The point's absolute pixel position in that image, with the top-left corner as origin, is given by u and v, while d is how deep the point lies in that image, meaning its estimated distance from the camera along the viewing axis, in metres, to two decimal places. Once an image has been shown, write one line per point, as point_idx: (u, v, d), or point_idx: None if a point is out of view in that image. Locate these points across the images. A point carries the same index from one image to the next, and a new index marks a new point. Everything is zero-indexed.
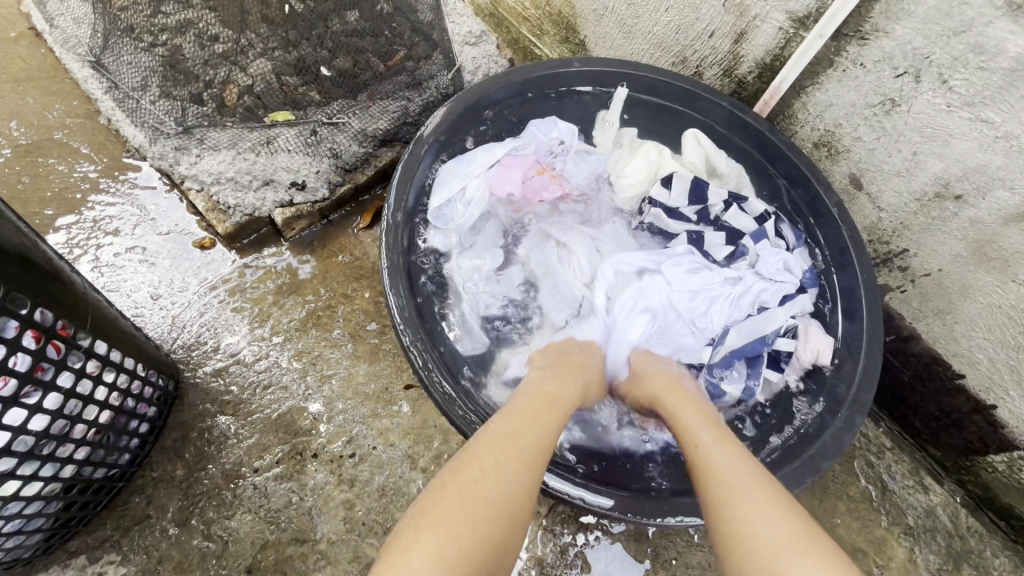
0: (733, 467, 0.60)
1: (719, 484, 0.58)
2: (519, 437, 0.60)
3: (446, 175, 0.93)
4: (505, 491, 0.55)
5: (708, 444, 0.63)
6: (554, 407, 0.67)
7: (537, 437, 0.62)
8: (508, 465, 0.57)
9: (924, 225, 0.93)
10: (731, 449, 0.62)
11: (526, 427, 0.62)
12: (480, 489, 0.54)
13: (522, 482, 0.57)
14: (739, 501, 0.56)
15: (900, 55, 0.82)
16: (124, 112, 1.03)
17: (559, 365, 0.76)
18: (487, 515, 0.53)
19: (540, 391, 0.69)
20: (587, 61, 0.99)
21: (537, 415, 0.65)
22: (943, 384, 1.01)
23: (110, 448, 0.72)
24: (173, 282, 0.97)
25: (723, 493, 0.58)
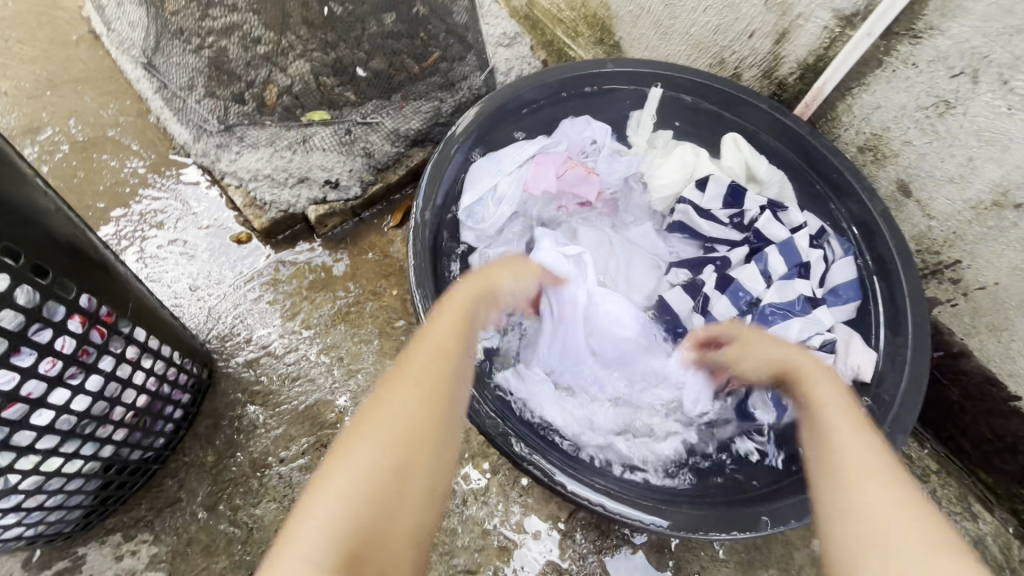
0: (857, 449, 0.55)
1: (841, 457, 0.55)
2: (423, 370, 0.56)
3: (478, 173, 0.93)
4: (401, 426, 0.51)
5: (846, 431, 0.57)
6: (467, 334, 0.63)
7: (443, 358, 0.58)
8: (415, 396, 0.53)
9: (979, 235, 0.87)
10: (866, 433, 0.57)
11: (429, 349, 0.58)
12: (384, 424, 0.51)
13: (427, 408, 0.53)
14: (860, 476, 0.52)
15: (956, 54, 0.77)
16: (172, 110, 1.09)
17: (474, 287, 0.68)
18: (388, 450, 0.49)
19: (456, 306, 0.64)
20: (623, 62, 0.98)
21: (446, 336, 0.61)
22: (996, 406, 0.95)
23: (146, 432, 0.75)
24: (210, 275, 1.01)
25: (840, 464, 0.54)
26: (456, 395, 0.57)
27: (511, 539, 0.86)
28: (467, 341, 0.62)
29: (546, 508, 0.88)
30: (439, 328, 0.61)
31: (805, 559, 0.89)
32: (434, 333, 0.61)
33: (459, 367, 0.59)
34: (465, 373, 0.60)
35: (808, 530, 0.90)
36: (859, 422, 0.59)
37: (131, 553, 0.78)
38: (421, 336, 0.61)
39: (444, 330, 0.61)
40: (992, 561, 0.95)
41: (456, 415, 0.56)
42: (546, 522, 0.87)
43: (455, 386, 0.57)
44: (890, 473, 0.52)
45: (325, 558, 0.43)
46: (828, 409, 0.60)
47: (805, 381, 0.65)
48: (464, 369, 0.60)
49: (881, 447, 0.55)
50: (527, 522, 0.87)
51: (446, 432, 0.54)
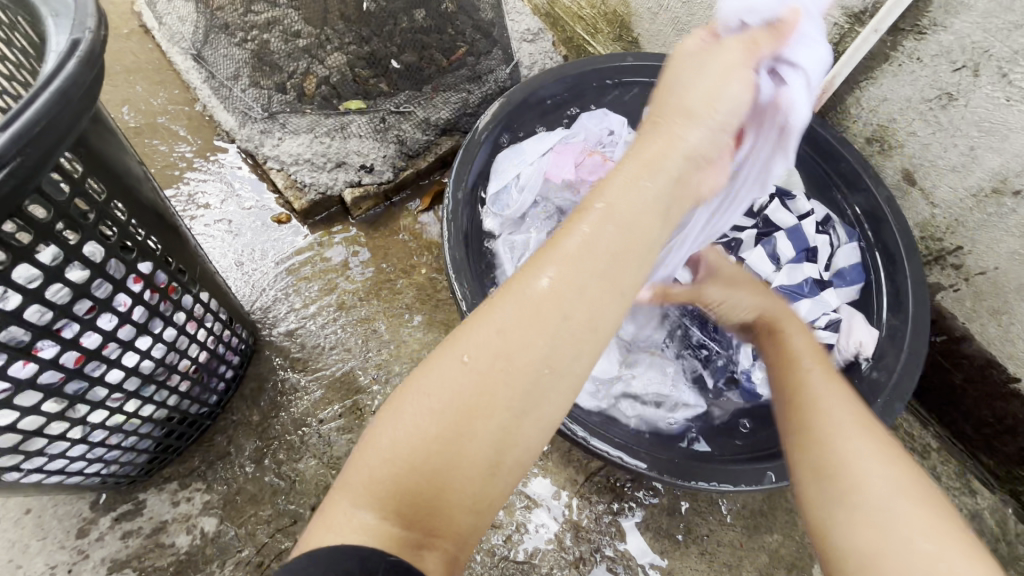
0: (839, 406, 0.61)
1: (818, 409, 0.61)
2: (522, 313, 0.45)
3: (503, 160, 0.98)
4: (465, 394, 0.44)
5: (822, 390, 0.63)
6: (612, 258, 0.47)
7: (555, 308, 0.45)
8: (503, 343, 0.45)
9: (980, 222, 0.92)
10: (840, 390, 0.64)
11: (543, 283, 0.46)
12: (452, 378, 0.45)
13: (508, 368, 0.45)
14: (843, 431, 0.57)
15: (959, 49, 0.82)
16: (219, 99, 1.16)
17: (635, 180, 0.51)
18: (449, 411, 0.44)
19: (611, 217, 0.48)
20: (641, 56, 1.04)
21: (577, 274, 0.46)
22: (995, 387, 1.00)
23: (203, 387, 0.83)
24: (254, 251, 1.08)
25: (822, 412, 0.60)
26: (565, 345, 0.46)
27: (532, 499, 0.92)
28: (609, 283, 0.47)
29: (564, 471, 0.95)
30: (572, 251, 0.47)
31: None
32: (560, 264, 0.46)
33: (580, 321, 0.46)
34: (590, 327, 0.46)
35: None
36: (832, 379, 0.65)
37: (186, 500, 0.86)
38: (545, 258, 0.47)
39: (575, 258, 0.46)
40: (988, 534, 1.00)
41: (557, 381, 0.46)
42: (564, 484, 0.94)
43: (564, 349, 0.46)
44: (868, 425, 0.58)
45: (373, 505, 0.43)
46: (806, 368, 0.67)
47: (788, 316, 0.77)
48: (585, 323, 0.46)
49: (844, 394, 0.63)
50: (547, 484, 0.93)
51: (529, 406, 0.45)
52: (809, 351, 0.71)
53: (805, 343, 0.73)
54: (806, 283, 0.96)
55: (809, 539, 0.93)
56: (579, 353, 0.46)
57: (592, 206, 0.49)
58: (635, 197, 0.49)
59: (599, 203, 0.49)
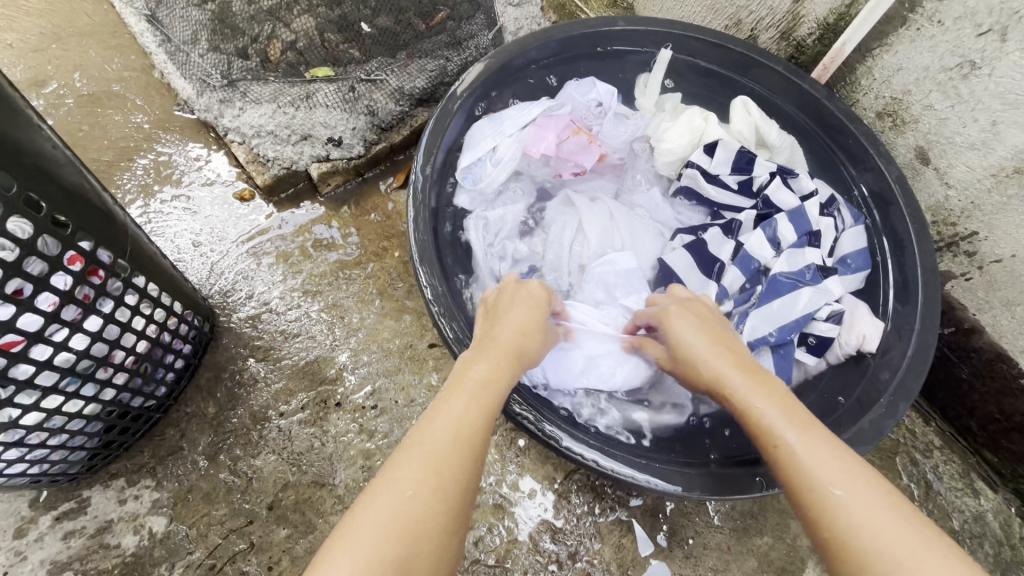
0: (824, 459, 0.54)
1: (809, 482, 0.53)
2: (445, 448, 0.53)
3: (478, 134, 0.89)
4: (412, 500, 0.49)
5: (795, 443, 0.56)
6: (496, 403, 0.60)
7: (454, 436, 0.54)
8: (434, 471, 0.51)
9: (998, 205, 0.84)
10: (815, 436, 0.56)
11: (454, 423, 0.56)
12: (392, 505, 0.49)
13: (436, 491, 0.50)
14: (835, 493, 0.52)
15: (985, 10, 0.74)
16: (175, 64, 1.05)
17: (506, 349, 0.66)
18: (390, 536, 0.47)
19: (479, 378, 0.61)
20: (633, 19, 0.94)
21: (464, 414, 0.57)
22: (1005, 383, 0.93)
23: (147, 378, 0.77)
24: (213, 231, 1.00)
25: (824, 492, 0.52)
26: (475, 467, 0.54)
27: (506, 498, 0.87)
28: (487, 416, 0.58)
29: (542, 469, 0.89)
30: (462, 400, 0.58)
31: (799, 528, 0.88)
32: (454, 410, 0.57)
33: (472, 445, 0.55)
34: (478, 451, 0.55)
35: None
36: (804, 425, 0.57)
37: (133, 497, 0.80)
38: (441, 406, 0.57)
39: (474, 407, 0.58)
40: (990, 536, 0.94)
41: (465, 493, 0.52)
42: (541, 483, 0.88)
43: (469, 461, 0.54)
44: (858, 469, 0.53)
45: None
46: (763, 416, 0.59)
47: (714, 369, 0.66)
48: (476, 446, 0.55)
49: (834, 452, 0.54)
50: (522, 483, 0.88)
51: (453, 520, 0.51)
52: (760, 389, 0.62)
53: (763, 392, 0.61)
54: (809, 270, 0.85)
55: (800, 542, 0.88)
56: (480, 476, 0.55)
57: (472, 372, 0.62)
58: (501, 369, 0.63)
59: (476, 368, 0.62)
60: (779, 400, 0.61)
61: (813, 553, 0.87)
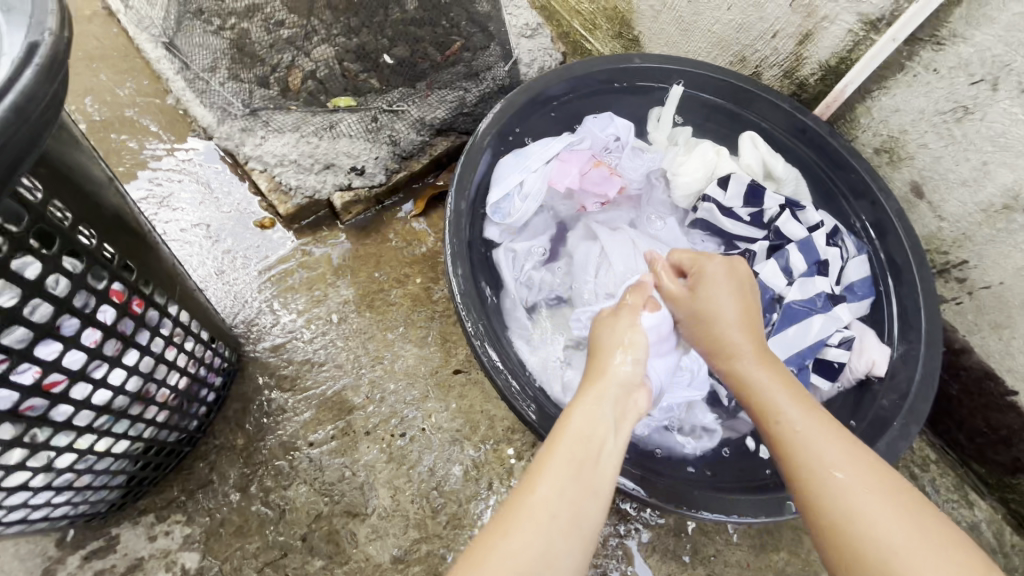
0: (819, 441, 0.59)
1: (802, 457, 0.58)
2: (524, 522, 0.53)
3: (504, 168, 0.91)
4: None
5: (801, 424, 0.60)
6: (587, 466, 0.57)
7: (543, 514, 0.54)
8: (514, 551, 0.51)
9: (987, 237, 0.91)
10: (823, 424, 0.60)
11: (537, 494, 0.55)
12: None
13: (514, 573, 0.50)
14: (829, 472, 0.57)
15: (978, 62, 0.80)
16: (194, 92, 1.07)
17: (591, 396, 0.63)
18: None
19: (570, 436, 0.59)
20: (648, 57, 0.99)
21: (556, 486, 0.55)
22: (993, 400, 1.00)
23: (183, 414, 0.77)
24: (235, 259, 1.01)
25: (812, 467, 0.57)
26: (559, 542, 0.53)
27: None
28: (583, 486, 0.56)
29: None
30: (557, 468, 0.56)
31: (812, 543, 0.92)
32: (547, 480, 0.56)
33: (565, 520, 0.54)
34: (574, 525, 0.54)
35: None
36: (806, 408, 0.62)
37: (164, 534, 0.79)
38: (535, 477, 0.57)
39: (555, 474, 0.56)
40: (984, 544, 1.01)
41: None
42: None
43: (561, 542, 0.53)
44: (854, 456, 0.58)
45: None
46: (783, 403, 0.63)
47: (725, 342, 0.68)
48: (568, 521, 0.54)
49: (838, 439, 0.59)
50: None
51: None
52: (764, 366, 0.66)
53: (769, 371, 0.65)
54: (820, 298, 0.91)
55: (814, 557, 0.92)
56: (570, 548, 0.53)
57: (565, 428, 0.60)
58: (596, 420, 0.60)
59: (566, 423, 0.61)
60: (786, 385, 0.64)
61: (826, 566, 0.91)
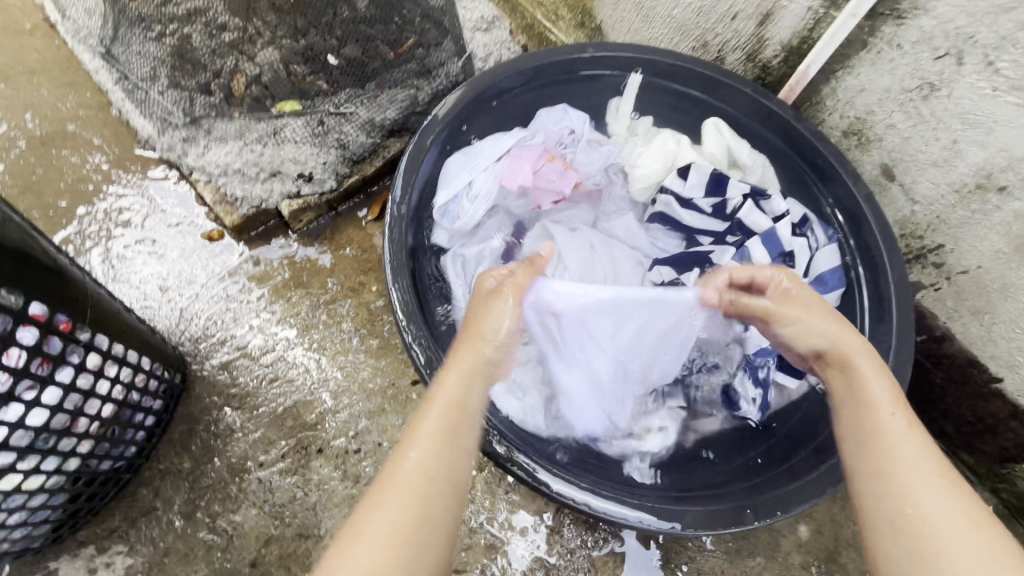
0: (909, 443, 0.56)
1: (896, 455, 0.56)
2: (451, 398, 0.60)
3: (452, 169, 0.88)
4: (433, 441, 0.56)
5: (895, 426, 0.57)
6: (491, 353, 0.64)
7: (461, 395, 0.60)
8: (448, 423, 0.58)
9: (962, 219, 0.87)
10: (915, 427, 0.58)
11: (453, 386, 0.61)
12: (417, 448, 0.55)
13: (446, 437, 0.56)
14: (919, 476, 0.54)
15: (941, 35, 0.76)
16: (133, 102, 1.02)
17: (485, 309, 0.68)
18: (419, 468, 0.54)
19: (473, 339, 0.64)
20: (601, 45, 0.94)
21: (429, 449, 0.55)
22: (976, 387, 0.95)
23: (115, 442, 0.73)
24: (181, 274, 0.97)
25: (902, 462, 0.55)
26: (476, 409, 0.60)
27: (499, 537, 0.85)
28: (458, 445, 0.57)
29: (533, 504, 0.87)
30: (443, 399, 0.59)
31: (791, 546, 0.88)
32: (422, 444, 0.55)
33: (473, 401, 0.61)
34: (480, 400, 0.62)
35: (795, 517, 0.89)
36: (901, 412, 0.59)
37: (105, 565, 0.77)
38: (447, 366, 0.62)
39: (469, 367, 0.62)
40: None
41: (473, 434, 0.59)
42: (532, 517, 0.87)
43: (463, 428, 0.58)
44: (932, 459, 0.55)
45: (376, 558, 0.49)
46: (874, 397, 0.60)
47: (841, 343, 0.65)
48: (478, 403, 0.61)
49: (924, 451, 0.56)
50: (515, 519, 0.87)
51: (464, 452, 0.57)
52: (870, 361, 0.63)
53: (875, 365, 0.63)
54: None
55: (792, 560, 0.88)
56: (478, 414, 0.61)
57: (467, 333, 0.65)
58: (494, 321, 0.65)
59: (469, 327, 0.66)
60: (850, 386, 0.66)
61: (804, 569, 0.87)
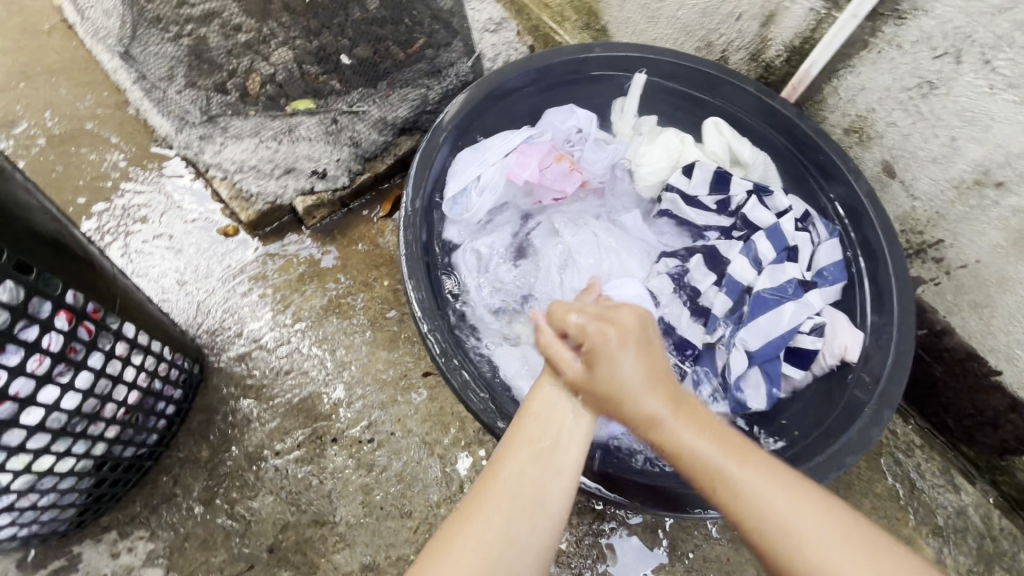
0: (767, 492, 0.52)
1: (790, 548, 0.50)
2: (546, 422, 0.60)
3: (463, 164, 0.91)
4: (524, 464, 0.57)
5: (740, 475, 0.53)
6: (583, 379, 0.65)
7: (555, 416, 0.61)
8: (541, 445, 0.58)
9: (961, 215, 0.89)
10: (752, 465, 0.54)
11: (549, 405, 0.62)
12: (508, 468, 0.57)
13: (538, 460, 0.57)
14: (833, 564, 0.49)
15: (940, 35, 0.78)
16: (151, 101, 1.05)
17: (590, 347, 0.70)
18: (510, 489, 0.55)
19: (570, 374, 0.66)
20: (608, 45, 0.96)
21: (519, 464, 0.57)
22: (976, 380, 0.97)
23: (139, 429, 0.75)
24: (198, 269, 0.99)
25: (791, 537, 0.50)
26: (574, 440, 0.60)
27: None
28: (549, 464, 0.57)
29: None
30: (533, 426, 0.60)
31: None
32: (512, 461, 0.57)
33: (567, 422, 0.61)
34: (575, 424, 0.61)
35: None
36: (742, 457, 0.54)
37: (127, 550, 0.79)
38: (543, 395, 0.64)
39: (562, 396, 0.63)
40: (972, 530, 0.98)
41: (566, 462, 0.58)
42: None
43: (556, 448, 0.58)
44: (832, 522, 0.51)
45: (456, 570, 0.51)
46: (706, 457, 0.54)
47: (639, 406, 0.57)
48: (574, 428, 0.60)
49: (785, 495, 0.52)
50: None
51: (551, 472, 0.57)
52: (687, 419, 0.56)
53: (686, 416, 0.56)
54: (791, 285, 0.89)
55: None
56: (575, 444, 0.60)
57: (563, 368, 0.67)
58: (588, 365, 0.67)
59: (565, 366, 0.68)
60: (706, 423, 0.56)
61: None
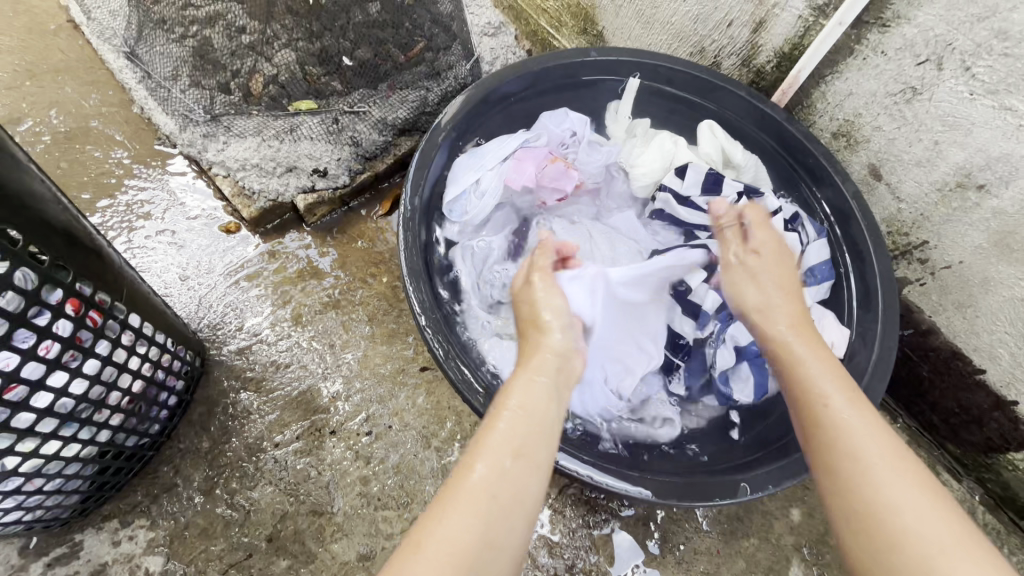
0: (865, 430, 0.56)
1: (851, 452, 0.55)
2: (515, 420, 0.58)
3: (461, 167, 0.93)
4: (499, 463, 0.54)
5: (842, 404, 0.59)
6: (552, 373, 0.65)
7: (523, 411, 0.59)
8: (515, 440, 0.56)
9: (944, 217, 0.91)
10: (860, 403, 0.59)
11: (519, 399, 0.60)
12: (481, 465, 0.54)
13: (513, 457, 0.55)
14: (878, 472, 0.53)
15: (923, 42, 0.81)
16: (156, 100, 1.08)
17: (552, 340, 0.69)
18: (485, 489, 0.52)
19: (537, 367, 0.65)
20: (604, 50, 0.98)
21: (492, 461, 0.54)
22: (961, 378, 1.00)
23: (142, 418, 0.77)
24: (199, 265, 1.01)
25: (856, 457, 0.54)
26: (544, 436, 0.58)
27: None
28: (530, 461, 0.56)
29: None
30: (505, 426, 0.57)
31: (784, 528, 0.92)
32: (485, 457, 0.54)
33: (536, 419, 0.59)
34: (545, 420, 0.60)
35: (788, 499, 0.94)
36: (851, 396, 0.60)
37: (128, 538, 0.80)
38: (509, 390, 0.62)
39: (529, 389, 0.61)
40: None
41: (537, 460, 0.57)
42: None
43: (532, 445, 0.57)
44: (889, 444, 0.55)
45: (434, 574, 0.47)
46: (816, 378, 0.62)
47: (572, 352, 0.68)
48: (543, 422, 0.59)
49: (876, 427, 0.56)
50: None
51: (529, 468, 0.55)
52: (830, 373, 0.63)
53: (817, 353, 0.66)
54: None
55: (786, 541, 0.92)
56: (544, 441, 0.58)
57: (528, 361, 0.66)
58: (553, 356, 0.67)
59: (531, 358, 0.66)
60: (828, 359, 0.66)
61: (797, 550, 0.91)
